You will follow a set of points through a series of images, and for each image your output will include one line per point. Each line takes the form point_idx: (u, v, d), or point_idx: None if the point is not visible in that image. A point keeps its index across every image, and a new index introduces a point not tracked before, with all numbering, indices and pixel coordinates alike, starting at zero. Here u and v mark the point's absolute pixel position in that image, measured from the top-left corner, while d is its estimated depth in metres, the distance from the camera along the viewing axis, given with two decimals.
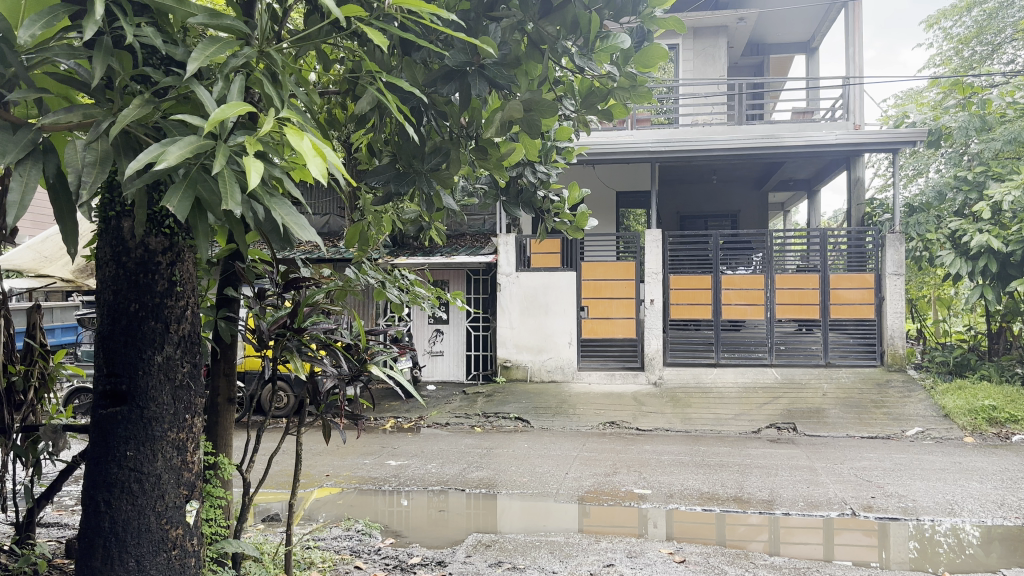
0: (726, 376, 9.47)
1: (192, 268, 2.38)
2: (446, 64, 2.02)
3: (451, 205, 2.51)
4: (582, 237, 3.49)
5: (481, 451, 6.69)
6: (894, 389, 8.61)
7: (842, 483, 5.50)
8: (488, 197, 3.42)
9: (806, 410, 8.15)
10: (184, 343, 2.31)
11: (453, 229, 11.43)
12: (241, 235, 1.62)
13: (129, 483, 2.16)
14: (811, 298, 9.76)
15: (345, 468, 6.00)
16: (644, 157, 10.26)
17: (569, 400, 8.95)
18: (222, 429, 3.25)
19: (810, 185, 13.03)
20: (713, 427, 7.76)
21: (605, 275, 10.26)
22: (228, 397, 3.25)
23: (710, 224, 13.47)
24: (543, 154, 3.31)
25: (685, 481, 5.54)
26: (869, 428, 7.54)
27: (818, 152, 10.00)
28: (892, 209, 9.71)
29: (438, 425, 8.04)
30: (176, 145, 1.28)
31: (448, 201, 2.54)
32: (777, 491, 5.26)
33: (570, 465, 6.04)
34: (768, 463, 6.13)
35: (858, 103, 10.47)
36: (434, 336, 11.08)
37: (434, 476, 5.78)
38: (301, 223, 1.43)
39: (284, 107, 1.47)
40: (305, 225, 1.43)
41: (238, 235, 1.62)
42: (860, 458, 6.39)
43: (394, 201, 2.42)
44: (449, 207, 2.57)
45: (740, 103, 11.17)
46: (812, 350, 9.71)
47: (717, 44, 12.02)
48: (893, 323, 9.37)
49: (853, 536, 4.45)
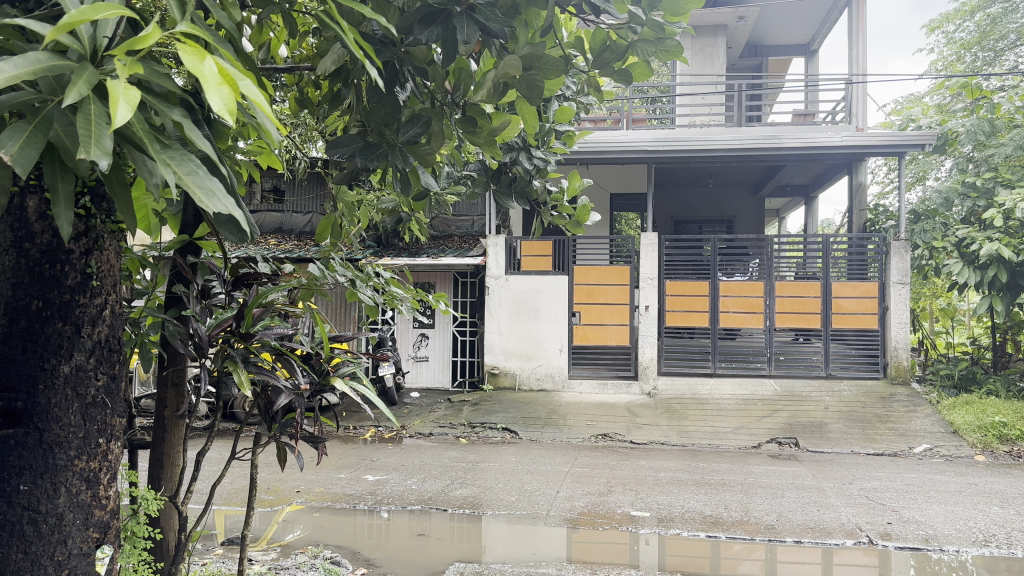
0: (722, 387, 9.07)
1: (112, 256, 1.94)
2: (426, 3, 1.60)
3: (433, 188, 2.10)
4: (583, 234, 3.08)
5: (465, 465, 6.26)
6: (899, 403, 8.24)
7: (854, 506, 5.10)
8: (477, 186, 2.98)
9: (808, 425, 7.76)
10: (99, 349, 1.85)
11: (440, 230, 11.01)
12: (124, 198, 1.20)
13: (22, 526, 1.69)
14: (812, 307, 9.38)
15: (317, 484, 5.55)
16: (640, 156, 9.86)
17: (560, 410, 8.52)
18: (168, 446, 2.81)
19: (807, 191, 12.69)
20: (711, 441, 7.36)
21: (598, 280, 9.84)
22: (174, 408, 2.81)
23: (704, 229, 13.11)
24: (539, 138, 2.90)
25: (685, 502, 5.11)
26: (874, 444, 7.17)
27: (819, 154, 9.65)
28: (896, 216, 9.35)
29: (421, 436, 7.61)
30: (11, 62, 0.87)
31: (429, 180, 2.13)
32: (785, 515, 4.85)
33: (562, 483, 5.62)
34: (772, 482, 5.73)
35: (860, 105, 10.13)
36: (419, 341, 10.66)
37: (415, 494, 5.33)
38: (213, 182, 1.05)
39: (185, 18, 1.05)
40: (221, 189, 1.05)
41: (120, 199, 1.21)
42: (869, 478, 6.00)
43: (359, 180, 2.00)
44: (428, 188, 2.13)
45: (740, 104, 10.80)
46: (812, 361, 9.33)
47: (716, 44, 11.70)
48: (898, 334, 8.99)
49: (853, 556, 4.15)
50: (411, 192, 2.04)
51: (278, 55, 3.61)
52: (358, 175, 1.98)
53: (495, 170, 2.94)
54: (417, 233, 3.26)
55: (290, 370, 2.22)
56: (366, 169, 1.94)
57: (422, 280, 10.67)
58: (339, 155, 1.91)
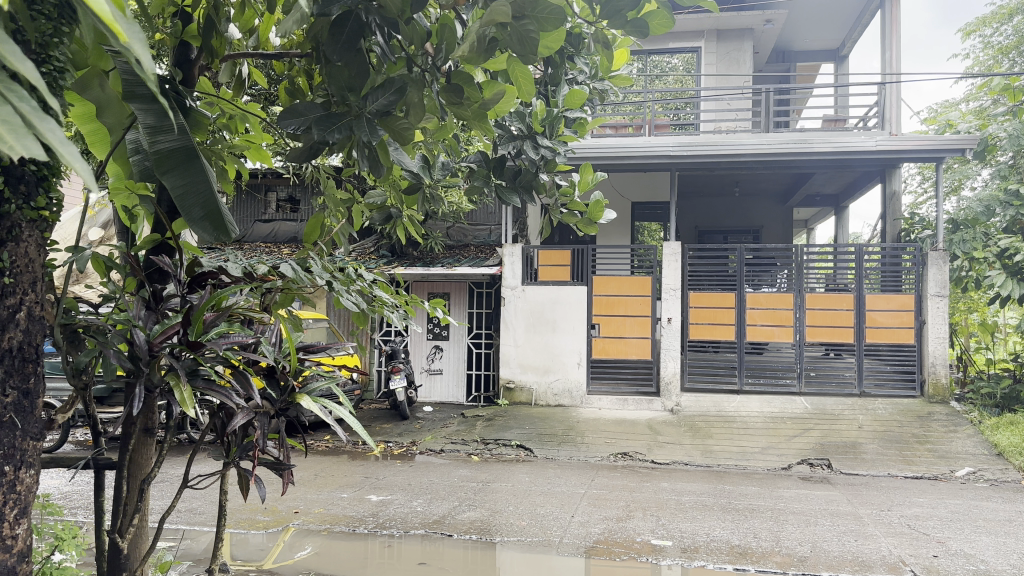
0: (750, 404, 8.64)
1: (35, 251, 1.65)
2: None
3: (410, 166, 1.79)
4: (596, 233, 2.72)
5: (476, 485, 5.92)
6: (938, 423, 7.77)
7: (895, 537, 4.68)
8: (477, 177, 2.66)
9: (841, 445, 7.33)
10: (11, 360, 1.56)
11: (456, 239, 10.71)
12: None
13: None
14: (844, 320, 8.93)
15: (317, 505, 5.24)
16: (663, 162, 9.50)
17: (578, 426, 8.14)
18: (135, 468, 2.61)
19: (837, 200, 12.25)
20: (738, 462, 6.95)
21: (619, 291, 9.45)
22: (145, 426, 2.60)
23: (730, 240, 12.71)
24: (546, 124, 2.59)
25: (711, 531, 4.71)
26: (912, 467, 6.73)
27: (847, 160, 9.23)
28: (933, 225, 8.91)
29: (432, 452, 7.29)
30: None
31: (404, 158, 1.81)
32: (820, 546, 4.43)
33: (577, 506, 5.25)
34: (805, 509, 5.31)
35: (895, 111, 9.66)
36: (433, 352, 10.35)
37: (419, 516, 4.99)
38: (60, 138, 1.03)
39: None
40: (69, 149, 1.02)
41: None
42: (910, 504, 5.56)
43: (319, 161, 1.69)
44: (404, 167, 1.84)
45: (767, 109, 10.41)
46: (845, 377, 8.88)
47: (742, 48, 11.32)
48: (936, 350, 8.55)
49: None
50: (385, 175, 1.71)
51: (268, 42, 3.33)
52: (317, 150, 1.66)
53: (496, 160, 2.63)
54: (412, 231, 2.96)
55: (245, 385, 1.90)
56: (325, 144, 1.64)
57: (436, 291, 10.38)
58: (293, 127, 1.62)
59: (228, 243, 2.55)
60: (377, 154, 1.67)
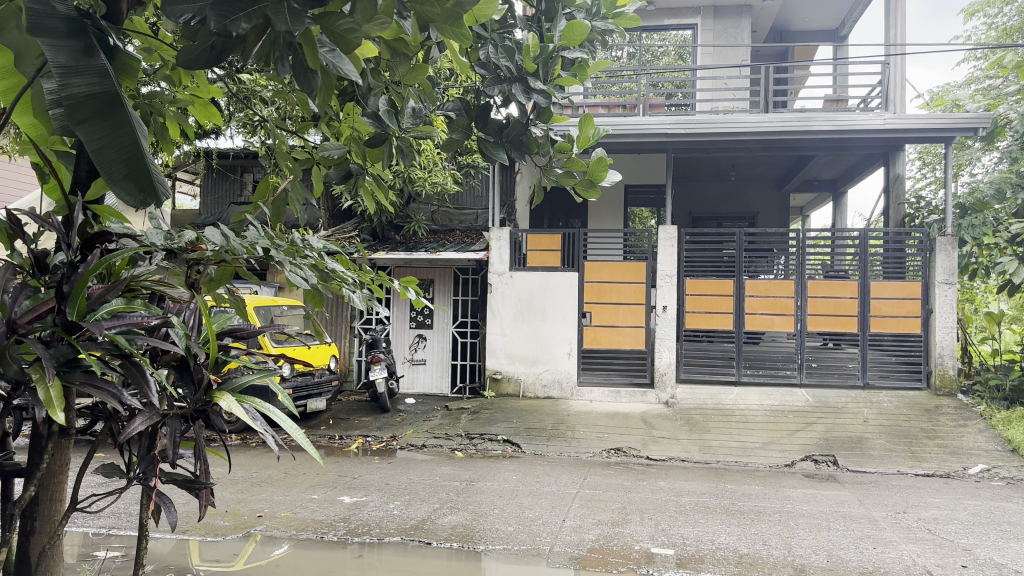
0: (748, 396, 8.23)
1: None
2: None
3: (357, 74, 1.57)
4: (598, 199, 2.26)
5: (459, 484, 5.48)
6: (947, 417, 7.39)
7: (917, 543, 4.28)
8: (456, 129, 2.21)
9: (846, 440, 6.94)
10: None
11: (441, 224, 10.26)
12: None
13: None
14: (848, 309, 8.54)
15: (283, 507, 4.79)
16: (660, 141, 9.03)
17: (568, 420, 7.71)
18: (49, 477, 2.09)
19: (836, 185, 11.83)
20: (739, 459, 6.56)
21: (612, 277, 9.02)
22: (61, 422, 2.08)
23: (725, 226, 12.31)
24: (541, 63, 2.14)
25: (716, 537, 4.29)
26: (922, 464, 6.35)
27: (846, 139, 8.80)
28: (940, 210, 8.52)
29: (413, 448, 6.86)
30: None
31: (349, 66, 1.56)
32: (837, 555, 4.02)
33: (568, 509, 4.83)
34: (815, 511, 4.91)
35: (899, 91, 9.23)
36: (416, 342, 9.91)
37: (396, 521, 4.54)
38: None
39: None
40: None
41: None
42: (926, 505, 5.17)
43: (223, 63, 1.52)
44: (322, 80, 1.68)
45: (767, 88, 9.96)
46: (848, 369, 8.50)
47: (740, 25, 10.87)
48: (943, 340, 8.17)
49: None
50: (316, 89, 1.55)
51: None
52: (222, 51, 1.49)
53: (479, 109, 2.20)
54: (379, 198, 2.52)
55: (136, 380, 1.44)
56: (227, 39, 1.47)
57: (421, 276, 9.95)
58: (186, 16, 1.41)
59: (157, 206, 1.98)
60: (307, 65, 1.51)
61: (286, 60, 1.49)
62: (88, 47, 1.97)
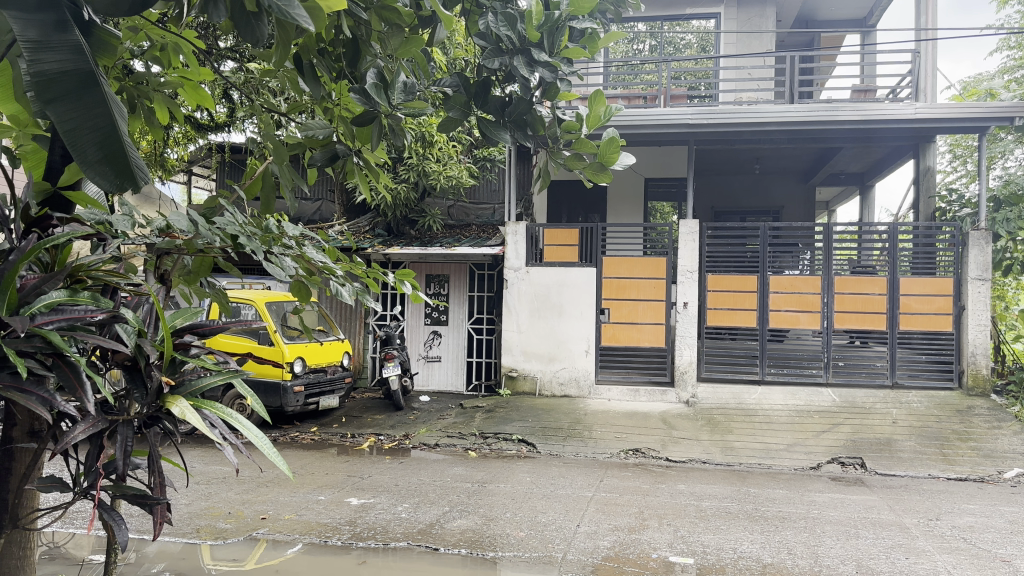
0: (772, 396, 7.99)
1: None
2: None
3: (311, 23, 1.44)
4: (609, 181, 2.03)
5: (470, 485, 5.31)
6: (980, 418, 7.10)
7: (951, 553, 4.04)
8: (453, 106, 2.02)
9: (874, 442, 6.69)
10: None
11: (457, 218, 10.09)
12: None
13: None
14: (877, 306, 8.26)
15: (288, 509, 4.64)
16: (682, 132, 8.78)
17: (585, 419, 7.51)
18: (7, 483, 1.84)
19: (862, 179, 11.52)
20: (762, 461, 6.33)
21: (630, 273, 8.78)
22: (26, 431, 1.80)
23: (748, 221, 12.02)
24: (545, 32, 1.93)
25: (738, 545, 4.08)
26: (954, 467, 6.08)
27: (873, 130, 8.50)
28: (973, 204, 8.23)
29: (425, 447, 6.69)
30: None
31: (299, 12, 1.42)
32: (867, 566, 3.80)
33: (583, 513, 4.64)
34: (842, 518, 4.68)
35: (930, 80, 8.91)
36: (430, 339, 9.76)
37: (403, 525, 4.37)
38: None
39: None
40: None
41: None
42: (959, 512, 4.92)
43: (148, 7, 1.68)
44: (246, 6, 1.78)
45: (791, 78, 9.69)
46: (876, 368, 8.22)
47: (764, 14, 10.65)
48: (976, 338, 7.87)
49: None
50: (264, 39, 1.60)
51: None
52: None
53: (479, 84, 2.03)
54: (376, 182, 2.38)
55: (70, 384, 1.36)
56: None
57: (436, 272, 9.78)
58: None
59: (135, 194, 1.70)
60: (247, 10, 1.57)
61: (219, 5, 1.56)
62: (61, 21, 1.63)
